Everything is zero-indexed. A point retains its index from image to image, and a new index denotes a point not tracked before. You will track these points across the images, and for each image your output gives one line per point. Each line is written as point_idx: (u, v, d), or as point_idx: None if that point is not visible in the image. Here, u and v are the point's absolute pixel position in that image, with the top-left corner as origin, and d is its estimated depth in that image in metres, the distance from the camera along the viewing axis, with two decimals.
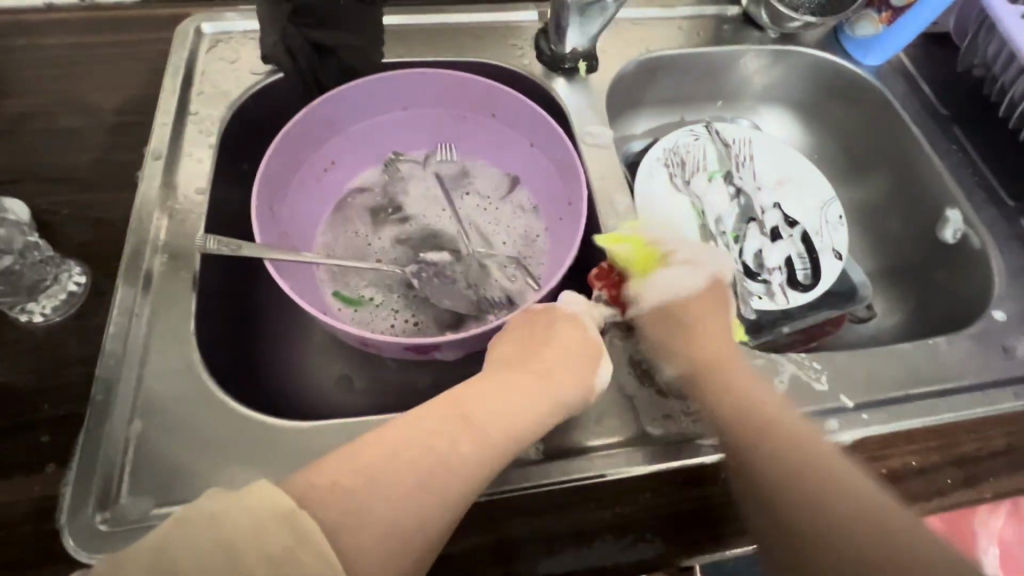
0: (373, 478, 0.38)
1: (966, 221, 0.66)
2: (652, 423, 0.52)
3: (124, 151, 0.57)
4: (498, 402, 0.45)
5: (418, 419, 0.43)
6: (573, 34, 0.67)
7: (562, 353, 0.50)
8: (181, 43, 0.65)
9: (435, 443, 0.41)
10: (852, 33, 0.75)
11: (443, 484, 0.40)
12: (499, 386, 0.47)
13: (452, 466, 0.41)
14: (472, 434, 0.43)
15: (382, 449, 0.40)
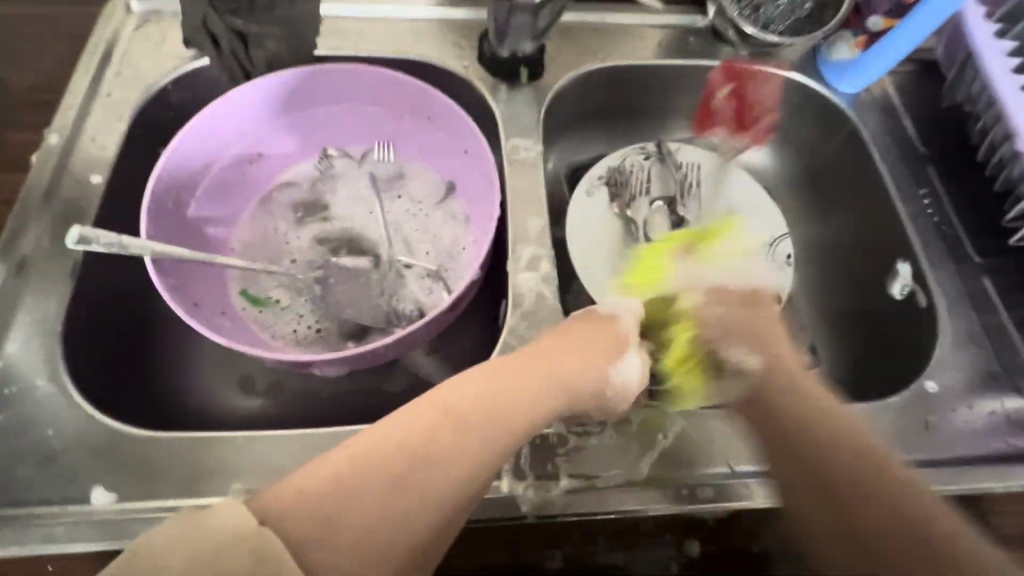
0: (351, 497, 0.35)
1: (916, 277, 0.61)
2: (510, 472, 0.45)
3: (28, 130, 0.56)
4: (488, 406, 0.40)
5: (399, 426, 0.38)
6: (513, 37, 0.63)
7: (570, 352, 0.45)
8: (108, 19, 0.63)
9: (421, 455, 0.37)
10: (828, 55, 0.69)
11: (444, 498, 0.37)
12: (495, 385, 0.41)
13: (438, 487, 0.37)
14: (464, 443, 0.39)
15: (359, 463, 0.36)
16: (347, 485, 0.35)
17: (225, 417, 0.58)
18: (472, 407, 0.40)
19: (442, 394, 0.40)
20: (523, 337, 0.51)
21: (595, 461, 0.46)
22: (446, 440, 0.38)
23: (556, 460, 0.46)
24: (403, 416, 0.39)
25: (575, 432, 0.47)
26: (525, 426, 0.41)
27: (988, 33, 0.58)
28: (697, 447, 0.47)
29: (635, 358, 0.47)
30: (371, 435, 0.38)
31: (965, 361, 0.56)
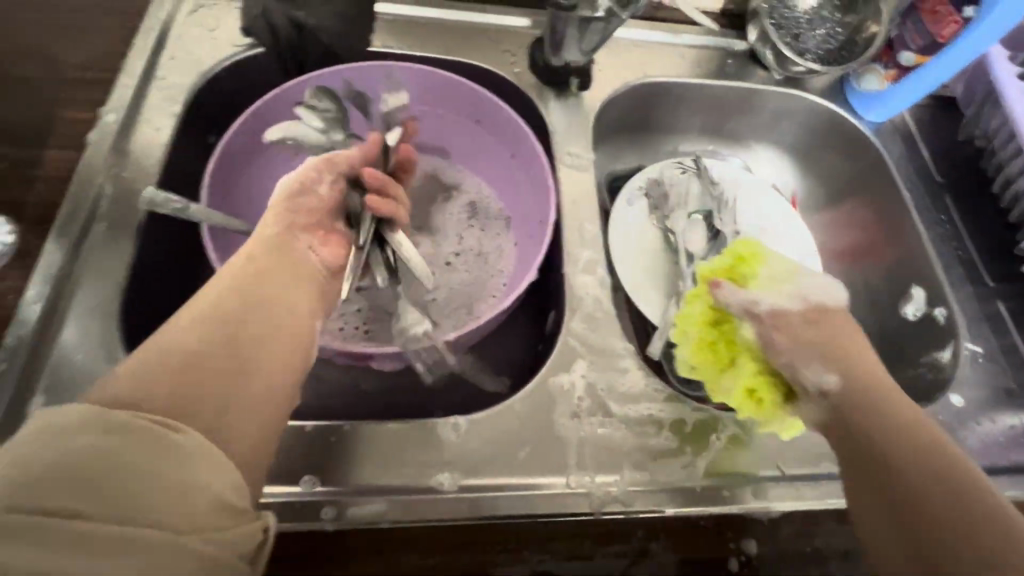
0: (140, 396, 0.34)
1: (928, 302, 0.67)
2: (575, 470, 0.45)
3: (79, 109, 0.55)
4: (229, 284, 0.42)
5: (133, 360, 0.36)
6: (569, 46, 0.65)
7: (297, 206, 0.51)
8: (161, 3, 0.62)
9: (190, 330, 0.38)
10: (857, 85, 0.73)
11: (279, 361, 0.41)
12: (254, 255, 0.46)
13: (274, 356, 0.41)
14: (238, 302, 0.41)
15: (180, 353, 0.37)
16: (132, 392, 0.34)
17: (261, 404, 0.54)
18: (206, 297, 0.41)
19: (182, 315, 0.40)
20: (584, 338, 0.52)
21: (657, 462, 0.47)
22: (196, 323, 0.39)
23: (618, 458, 0.47)
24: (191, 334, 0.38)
25: (634, 433, 0.48)
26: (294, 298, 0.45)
27: (1013, 74, 0.63)
28: (748, 449, 0.48)
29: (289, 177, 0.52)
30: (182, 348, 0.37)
31: (981, 378, 0.61)
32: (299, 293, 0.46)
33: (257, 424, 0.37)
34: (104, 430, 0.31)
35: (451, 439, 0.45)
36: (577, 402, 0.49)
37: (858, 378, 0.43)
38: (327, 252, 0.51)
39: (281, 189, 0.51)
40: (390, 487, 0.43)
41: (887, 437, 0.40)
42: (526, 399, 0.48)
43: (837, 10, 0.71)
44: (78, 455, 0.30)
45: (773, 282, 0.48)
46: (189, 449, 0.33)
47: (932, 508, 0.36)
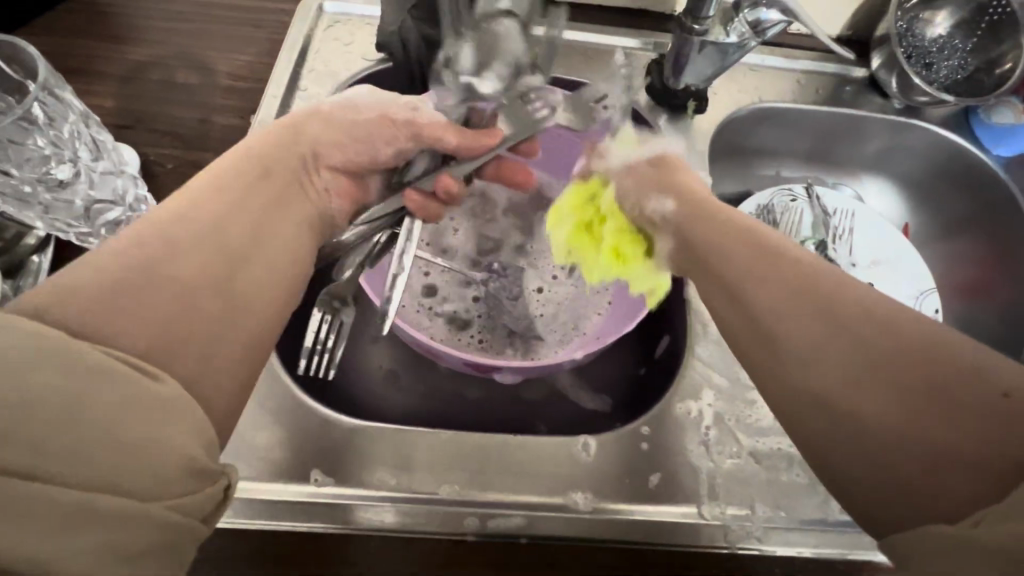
0: (115, 316, 0.32)
1: None
2: (708, 499, 0.45)
3: (233, 117, 0.58)
4: (219, 196, 0.40)
5: (104, 261, 0.34)
6: (689, 70, 0.64)
7: (339, 139, 0.49)
8: (302, 19, 0.65)
9: (164, 244, 0.36)
10: (986, 118, 0.69)
11: (267, 278, 0.40)
12: (256, 171, 0.43)
13: (265, 273, 0.40)
14: (228, 224, 0.39)
15: (165, 259, 0.35)
16: (94, 301, 0.32)
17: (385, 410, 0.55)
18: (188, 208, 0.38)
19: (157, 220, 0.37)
20: (711, 366, 0.51)
21: (791, 499, 0.46)
22: (182, 241, 0.37)
23: (751, 492, 0.46)
24: (175, 238, 0.37)
25: (764, 466, 0.47)
26: (288, 221, 0.43)
27: None
28: None
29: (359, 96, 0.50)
30: (171, 250, 0.36)
31: None
32: (293, 218, 0.44)
33: (233, 356, 0.36)
34: (66, 371, 0.28)
35: (583, 457, 0.46)
36: (704, 431, 0.48)
37: (801, 298, 0.37)
38: (338, 197, 0.49)
39: (345, 115, 0.49)
40: (528, 500, 0.44)
41: (854, 358, 0.34)
42: (654, 423, 0.48)
43: (970, 40, 0.68)
44: (44, 394, 0.27)
45: (678, 218, 0.46)
46: (168, 399, 0.30)
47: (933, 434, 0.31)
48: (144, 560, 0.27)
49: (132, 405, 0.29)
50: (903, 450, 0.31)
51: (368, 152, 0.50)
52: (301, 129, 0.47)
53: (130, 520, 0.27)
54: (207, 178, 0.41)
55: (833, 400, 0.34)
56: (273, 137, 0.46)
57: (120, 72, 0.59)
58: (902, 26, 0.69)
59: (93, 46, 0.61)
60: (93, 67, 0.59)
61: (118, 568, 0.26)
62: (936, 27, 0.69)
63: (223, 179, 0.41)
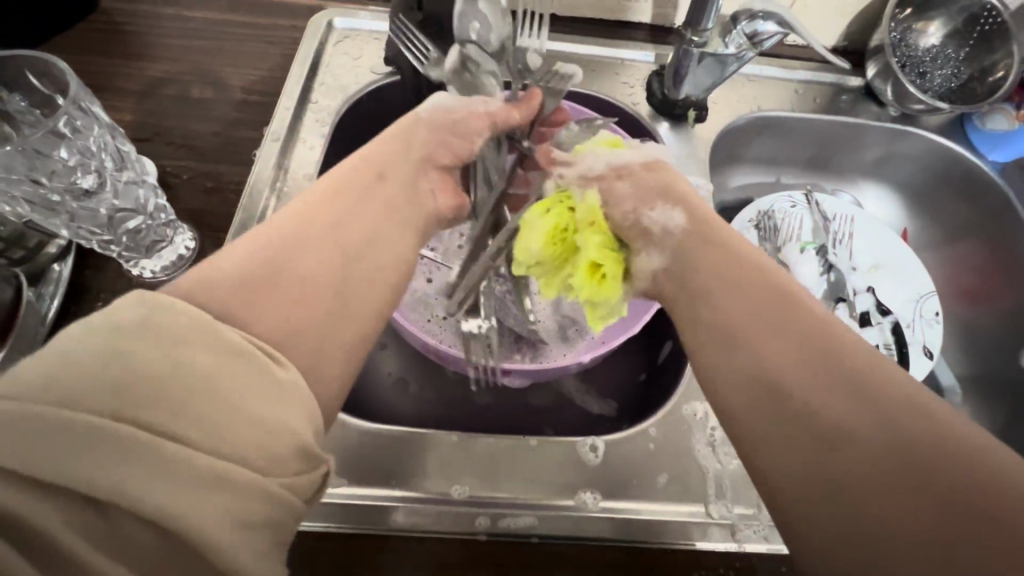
0: (247, 311, 0.33)
1: None
2: (715, 499, 0.46)
3: (246, 129, 0.60)
4: (332, 196, 0.41)
5: (235, 254, 0.35)
6: (690, 80, 0.66)
7: (441, 140, 0.50)
8: (313, 34, 0.67)
9: (282, 246, 0.37)
10: (981, 125, 0.71)
11: (371, 286, 0.40)
12: (366, 172, 0.45)
13: (369, 282, 0.40)
14: (345, 225, 0.40)
15: (294, 261, 0.36)
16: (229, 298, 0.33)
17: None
18: (309, 207, 0.40)
19: (281, 220, 0.38)
20: None
21: None
22: (307, 241, 0.38)
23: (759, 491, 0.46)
24: (298, 240, 0.38)
25: None
26: (398, 221, 0.44)
27: None
28: None
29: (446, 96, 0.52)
30: (295, 253, 0.37)
31: None
32: (404, 220, 0.44)
33: (341, 363, 0.36)
34: (214, 348, 0.29)
35: (592, 457, 0.46)
36: (711, 432, 0.49)
37: (734, 291, 0.39)
38: (444, 196, 0.51)
39: (443, 114, 0.51)
40: (537, 500, 0.44)
41: (774, 348, 0.35)
42: (660, 425, 0.49)
43: (963, 49, 0.70)
44: (187, 365, 0.28)
45: (694, 237, 0.44)
46: (288, 383, 0.31)
47: (839, 423, 0.31)
48: (260, 533, 0.27)
49: (258, 382, 0.30)
50: (806, 437, 0.32)
51: (468, 146, 0.52)
52: (402, 131, 0.49)
53: (247, 490, 0.27)
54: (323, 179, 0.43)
55: (742, 384, 0.36)
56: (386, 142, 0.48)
57: (138, 87, 0.61)
58: (895, 37, 0.71)
59: (112, 62, 0.63)
60: (112, 83, 0.61)
61: (236, 535, 0.25)
62: (929, 36, 0.71)
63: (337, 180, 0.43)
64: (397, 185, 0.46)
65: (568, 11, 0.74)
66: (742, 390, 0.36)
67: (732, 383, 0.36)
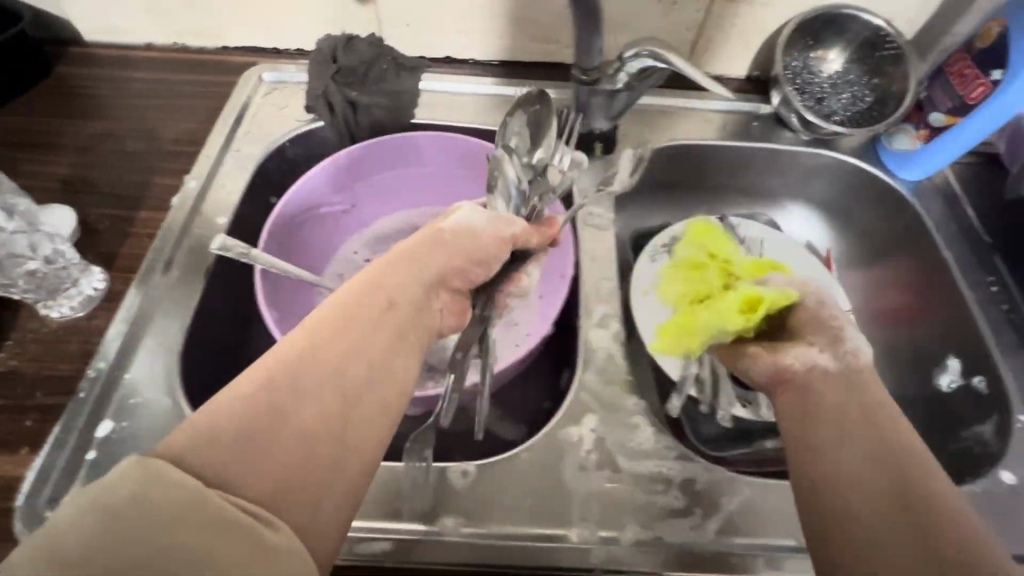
0: (238, 470, 0.29)
1: (965, 373, 0.62)
2: (579, 523, 0.46)
3: (170, 177, 0.65)
4: (336, 323, 0.36)
5: (229, 406, 0.30)
6: (593, 114, 0.69)
7: (460, 260, 0.45)
8: (243, 87, 0.73)
9: (278, 391, 0.32)
10: (889, 144, 0.72)
11: (366, 420, 0.34)
12: (374, 284, 0.39)
13: (371, 419, 0.35)
14: (351, 355, 0.35)
15: (289, 402, 0.32)
16: (217, 455, 0.28)
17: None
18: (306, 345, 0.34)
19: (281, 355, 0.33)
20: (595, 391, 0.53)
21: (665, 522, 0.46)
22: (294, 389, 0.32)
23: (627, 515, 0.46)
24: (297, 370, 0.33)
25: (643, 489, 0.48)
26: (405, 346, 0.38)
27: None
28: (763, 514, 0.47)
29: (470, 211, 0.49)
30: (293, 392, 0.32)
31: None
32: (407, 346, 0.39)
33: (340, 511, 0.31)
34: (204, 524, 0.25)
35: (459, 482, 0.47)
36: (585, 455, 0.49)
37: (821, 386, 0.39)
38: (450, 315, 0.46)
39: (462, 229, 0.47)
40: (400, 525, 0.45)
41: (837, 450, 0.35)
42: (533, 450, 0.49)
43: (864, 73, 0.72)
44: (170, 543, 0.24)
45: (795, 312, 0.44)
46: (283, 550, 0.26)
47: (854, 495, 0.33)
48: None
49: (254, 552, 0.25)
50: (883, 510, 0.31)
51: (485, 272, 0.48)
52: (417, 238, 0.45)
53: None
54: (331, 295, 0.38)
55: (821, 438, 0.36)
56: (397, 258, 0.42)
57: (78, 142, 0.67)
58: (796, 66, 0.73)
59: (58, 120, 0.69)
60: (55, 139, 0.67)
61: None
62: (830, 63, 0.73)
63: (343, 294, 0.38)
64: (408, 299, 0.40)
65: (486, 56, 0.78)
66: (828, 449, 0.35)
67: (812, 433, 0.37)
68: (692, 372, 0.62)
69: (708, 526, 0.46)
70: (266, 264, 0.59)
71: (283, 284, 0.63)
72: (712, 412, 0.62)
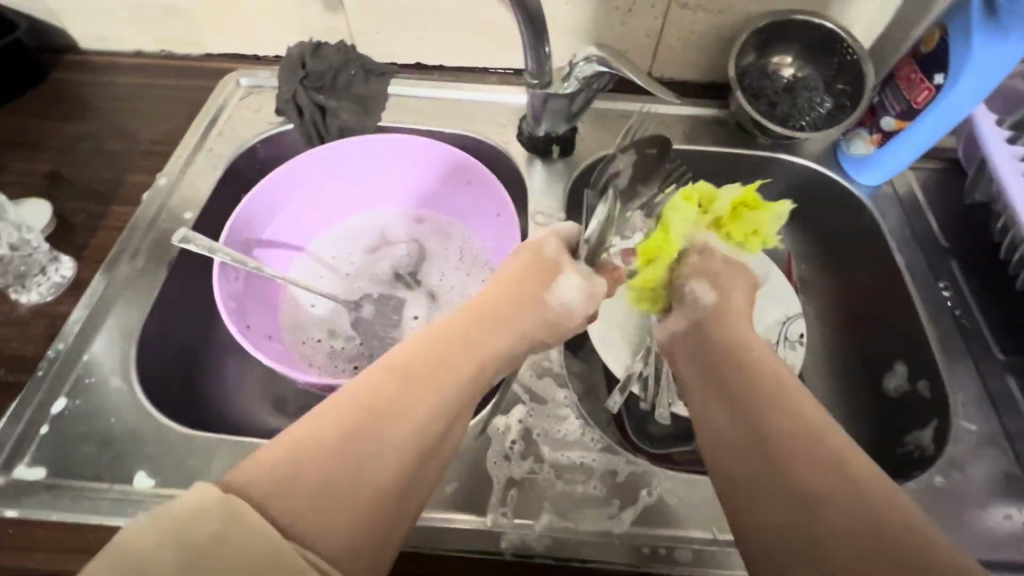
0: (321, 517, 0.31)
1: (910, 378, 0.63)
2: (495, 509, 0.47)
3: (144, 175, 0.69)
4: (420, 369, 0.38)
5: (307, 439, 0.33)
6: (547, 119, 0.71)
7: (533, 310, 0.47)
8: (220, 91, 0.77)
9: (364, 437, 0.34)
10: (846, 149, 0.72)
11: (428, 469, 0.37)
12: (456, 338, 0.41)
13: (430, 466, 0.37)
14: (427, 406, 0.37)
15: (365, 450, 0.33)
16: (295, 496, 0.30)
17: (246, 426, 0.61)
18: (403, 379, 0.37)
19: (355, 396, 0.35)
20: (527, 384, 0.55)
21: (580, 511, 0.47)
22: (388, 423, 0.35)
23: (544, 503, 0.48)
24: (372, 417, 0.35)
25: (563, 479, 0.49)
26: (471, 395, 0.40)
27: (999, 138, 0.61)
28: (679, 508, 0.48)
29: (571, 278, 0.50)
30: (370, 438, 0.34)
31: (982, 463, 0.55)
32: (474, 395, 0.41)
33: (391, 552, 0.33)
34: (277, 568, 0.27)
35: None
36: (510, 445, 0.51)
37: (776, 390, 0.38)
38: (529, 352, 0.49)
39: (518, 271, 0.49)
40: None
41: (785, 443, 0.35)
42: (459, 439, 0.51)
43: (821, 79, 0.72)
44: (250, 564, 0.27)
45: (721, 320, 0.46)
46: None
47: (807, 483, 0.33)
48: None
49: None
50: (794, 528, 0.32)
51: (568, 320, 0.50)
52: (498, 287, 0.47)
53: None
54: (411, 342, 0.40)
55: (770, 439, 0.35)
56: (472, 310, 0.45)
57: (64, 142, 0.72)
58: (753, 72, 0.73)
59: (48, 122, 0.74)
60: (43, 139, 0.72)
61: None
62: (787, 69, 0.74)
63: (428, 345, 0.40)
64: (480, 347, 0.42)
65: (454, 62, 0.81)
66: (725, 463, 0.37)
67: (756, 428, 0.37)
68: (635, 370, 0.63)
69: (623, 516, 0.47)
70: (226, 257, 0.62)
71: (245, 277, 0.67)
72: (653, 410, 0.63)
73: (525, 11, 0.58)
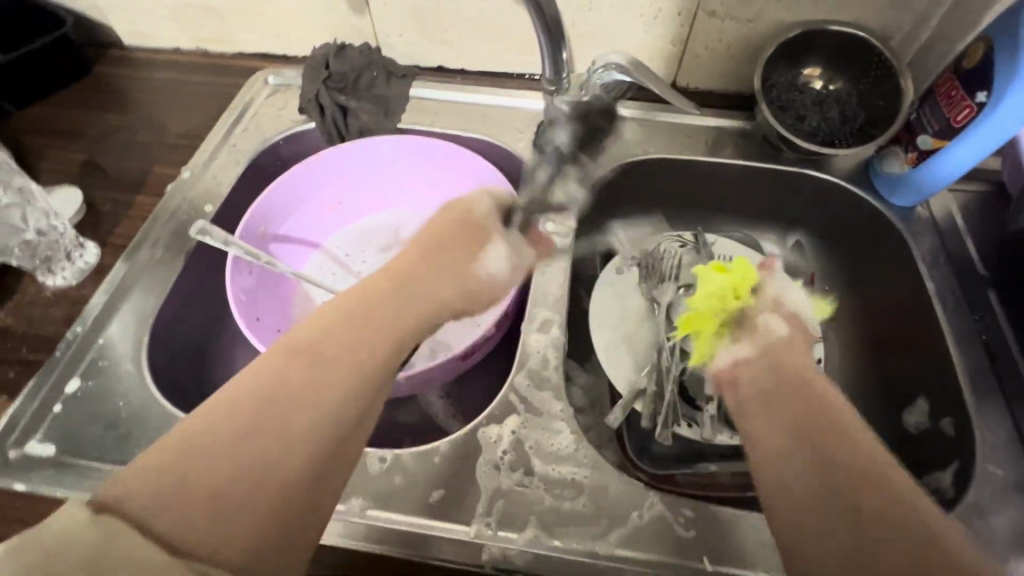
0: (221, 509, 0.30)
1: (930, 414, 0.59)
2: (479, 518, 0.47)
3: (171, 167, 0.71)
4: (320, 344, 0.37)
5: (200, 431, 0.32)
6: (559, 127, 0.67)
7: (454, 279, 0.47)
8: (249, 88, 0.79)
9: (258, 426, 0.33)
10: (879, 167, 0.68)
11: (345, 437, 0.36)
12: (365, 307, 0.40)
13: (351, 433, 0.37)
14: (329, 378, 0.36)
15: (259, 436, 0.33)
16: (179, 493, 0.30)
17: None
18: (304, 359, 0.36)
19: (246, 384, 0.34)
20: (523, 395, 0.54)
21: (565, 527, 0.46)
22: (291, 400, 0.34)
23: (529, 517, 0.47)
24: (266, 403, 0.34)
25: (551, 494, 0.48)
26: (389, 364, 0.40)
27: None
28: (670, 533, 0.46)
29: (494, 248, 0.51)
30: (265, 420, 0.33)
31: (1007, 510, 0.51)
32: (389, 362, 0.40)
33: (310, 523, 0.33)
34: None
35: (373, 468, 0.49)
36: (500, 455, 0.50)
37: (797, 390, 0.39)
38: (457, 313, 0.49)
39: (439, 235, 0.49)
40: None
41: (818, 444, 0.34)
42: (449, 444, 0.50)
43: (856, 92, 0.69)
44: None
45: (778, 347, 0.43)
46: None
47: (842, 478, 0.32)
48: None
49: None
50: (845, 543, 0.30)
51: (491, 290, 0.50)
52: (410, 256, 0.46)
53: None
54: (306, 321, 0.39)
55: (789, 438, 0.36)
56: (387, 275, 0.44)
57: (100, 132, 0.75)
58: (782, 84, 0.70)
59: (87, 113, 0.78)
60: (81, 128, 0.76)
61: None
62: (818, 82, 0.70)
63: (327, 320, 0.39)
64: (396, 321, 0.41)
65: (476, 66, 0.80)
66: (805, 524, 0.32)
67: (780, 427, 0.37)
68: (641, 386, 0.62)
69: (611, 537, 0.46)
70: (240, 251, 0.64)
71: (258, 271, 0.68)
72: (654, 429, 0.62)
73: (544, 16, 0.57)
